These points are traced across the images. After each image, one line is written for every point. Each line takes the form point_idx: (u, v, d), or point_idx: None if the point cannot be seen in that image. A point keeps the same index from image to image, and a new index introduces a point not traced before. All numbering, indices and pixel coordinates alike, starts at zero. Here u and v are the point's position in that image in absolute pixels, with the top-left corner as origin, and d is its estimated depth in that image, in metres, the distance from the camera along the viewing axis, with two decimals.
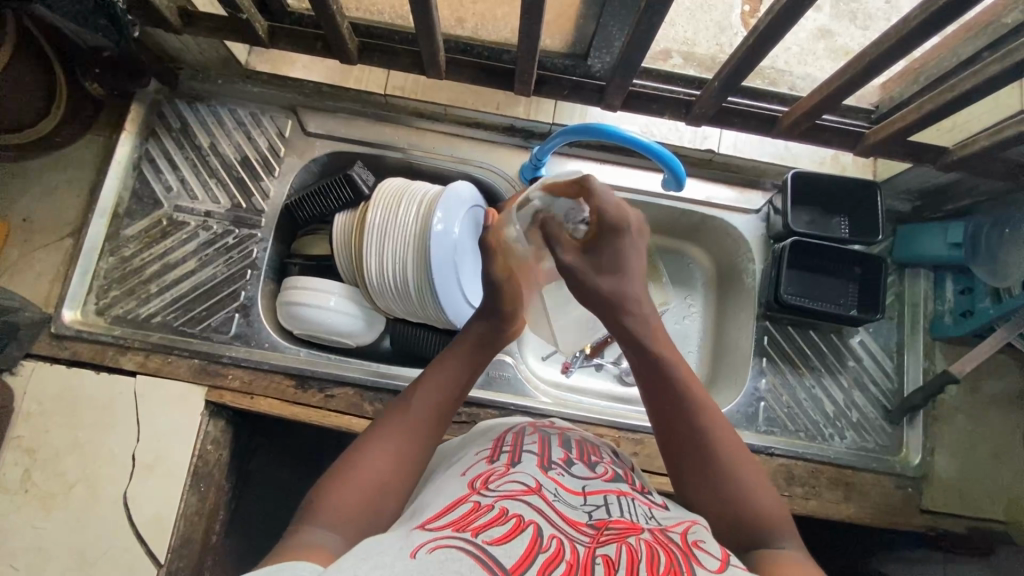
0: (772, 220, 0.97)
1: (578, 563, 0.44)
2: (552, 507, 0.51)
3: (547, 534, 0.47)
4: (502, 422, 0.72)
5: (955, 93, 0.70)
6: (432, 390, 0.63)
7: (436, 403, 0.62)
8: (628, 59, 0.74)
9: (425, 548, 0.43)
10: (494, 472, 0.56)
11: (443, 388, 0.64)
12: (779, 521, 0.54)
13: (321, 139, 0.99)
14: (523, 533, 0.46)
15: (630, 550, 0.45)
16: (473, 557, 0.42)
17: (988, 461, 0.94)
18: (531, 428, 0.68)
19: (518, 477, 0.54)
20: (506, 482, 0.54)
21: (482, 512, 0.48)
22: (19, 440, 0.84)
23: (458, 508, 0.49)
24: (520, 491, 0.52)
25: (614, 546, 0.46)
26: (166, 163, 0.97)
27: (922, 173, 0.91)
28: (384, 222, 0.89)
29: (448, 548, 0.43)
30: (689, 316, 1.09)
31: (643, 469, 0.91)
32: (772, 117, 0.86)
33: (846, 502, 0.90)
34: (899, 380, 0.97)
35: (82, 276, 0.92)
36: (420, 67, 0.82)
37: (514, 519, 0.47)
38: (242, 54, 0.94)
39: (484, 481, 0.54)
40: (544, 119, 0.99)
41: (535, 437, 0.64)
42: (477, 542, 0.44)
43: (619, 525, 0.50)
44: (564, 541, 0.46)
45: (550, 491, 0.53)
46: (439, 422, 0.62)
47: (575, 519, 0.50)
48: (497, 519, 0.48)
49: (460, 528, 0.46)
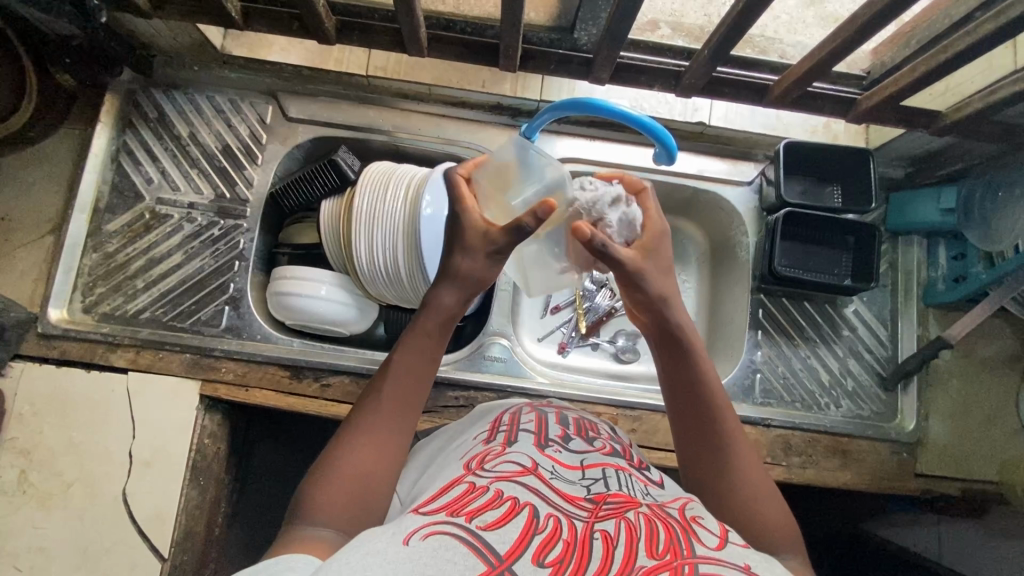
0: (765, 191, 0.97)
1: (575, 542, 0.44)
2: (548, 484, 0.51)
3: (543, 514, 0.46)
4: (500, 404, 0.72)
5: (949, 54, 0.68)
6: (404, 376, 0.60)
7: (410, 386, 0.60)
8: (615, 31, 0.72)
9: (418, 535, 0.42)
10: (490, 452, 0.56)
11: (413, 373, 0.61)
12: (781, 530, 0.55)
13: (304, 124, 0.96)
14: (518, 515, 0.46)
15: (629, 527, 0.46)
16: (466, 543, 0.42)
17: (981, 424, 0.95)
18: (528, 407, 0.68)
19: (513, 458, 0.55)
20: (502, 463, 0.54)
21: (477, 494, 0.48)
22: (13, 442, 0.83)
23: (454, 491, 0.49)
24: (515, 472, 0.52)
25: (612, 522, 0.46)
26: (145, 154, 0.94)
27: (914, 139, 0.90)
28: (373, 205, 0.88)
29: (441, 534, 0.43)
30: (685, 292, 1.09)
31: (641, 445, 0.91)
32: (763, 85, 0.84)
33: (843, 470, 0.91)
34: (893, 347, 0.97)
35: (66, 273, 0.90)
36: (401, 46, 0.79)
37: (509, 501, 0.47)
38: (217, 37, 0.91)
39: (480, 462, 0.55)
40: (531, 96, 0.97)
41: (532, 416, 0.65)
42: (471, 527, 0.44)
43: (617, 499, 0.50)
44: (561, 519, 0.46)
45: (547, 469, 0.54)
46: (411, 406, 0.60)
47: (571, 495, 0.50)
48: (491, 501, 0.47)
49: (454, 512, 0.46)
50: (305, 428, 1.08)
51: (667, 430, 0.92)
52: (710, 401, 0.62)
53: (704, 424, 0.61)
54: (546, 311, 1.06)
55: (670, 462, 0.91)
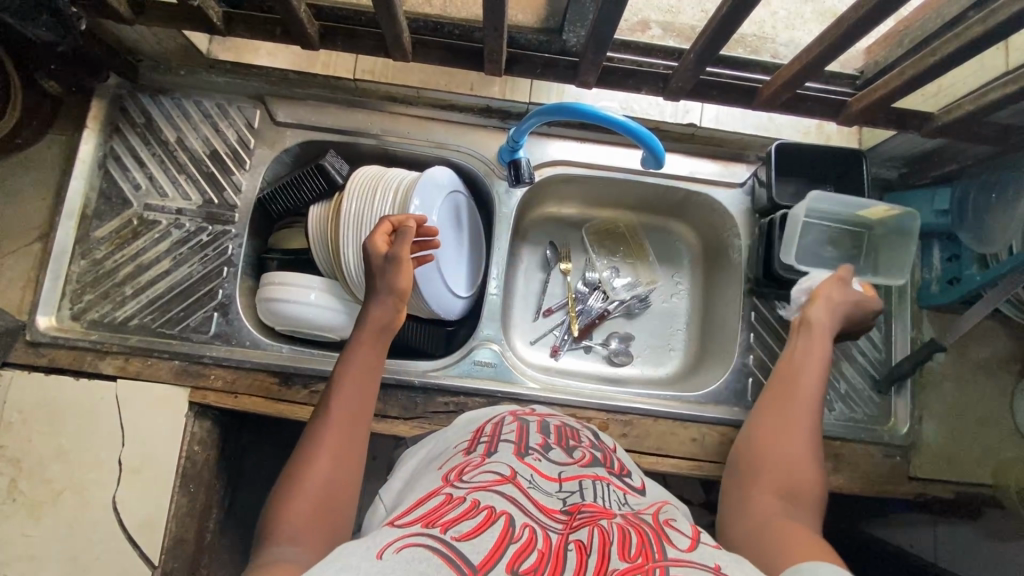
0: (757, 192, 0.95)
1: (549, 552, 0.43)
2: (526, 494, 0.51)
3: (519, 524, 0.46)
4: (485, 412, 0.72)
5: (939, 56, 0.67)
6: (349, 386, 0.66)
7: (358, 393, 0.66)
8: (599, 34, 0.71)
9: (392, 546, 0.42)
10: (469, 464, 0.56)
11: (359, 380, 0.67)
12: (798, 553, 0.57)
13: (292, 128, 0.96)
14: (494, 524, 0.45)
15: (602, 534, 0.45)
16: (440, 554, 0.41)
17: (975, 426, 0.95)
18: (510, 416, 0.68)
19: (491, 467, 0.54)
20: (480, 473, 0.53)
21: (453, 505, 0.48)
22: (2, 450, 0.83)
23: (430, 503, 0.49)
24: (493, 481, 0.52)
25: (586, 531, 0.46)
26: (132, 160, 0.94)
27: (906, 140, 0.89)
28: (360, 212, 0.87)
29: (415, 546, 0.42)
30: (677, 294, 1.08)
31: (632, 450, 0.91)
32: (753, 88, 0.83)
33: (835, 474, 0.91)
34: (887, 349, 0.96)
35: (54, 281, 0.90)
36: (385, 50, 0.79)
37: (485, 511, 0.47)
38: (204, 43, 0.90)
39: (459, 473, 0.54)
40: (520, 98, 0.96)
41: (514, 425, 0.64)
42: (446, 538, 0.43)
43: (591, 508, 0.50)
44: (536, 529, 0.46)
45: (525, 479, 0.53)
46: (363, 413, 0.65)
47: (548, 507, 0.50)
48: (467, 512, 0.47)
49: (429, 523, 0.45)
50: (298, 432, 1.08)
51: (659, 435, 0.91)
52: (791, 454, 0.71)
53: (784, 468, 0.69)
54: (538, 314, 1.05)
55: (660, 467, 0.90)
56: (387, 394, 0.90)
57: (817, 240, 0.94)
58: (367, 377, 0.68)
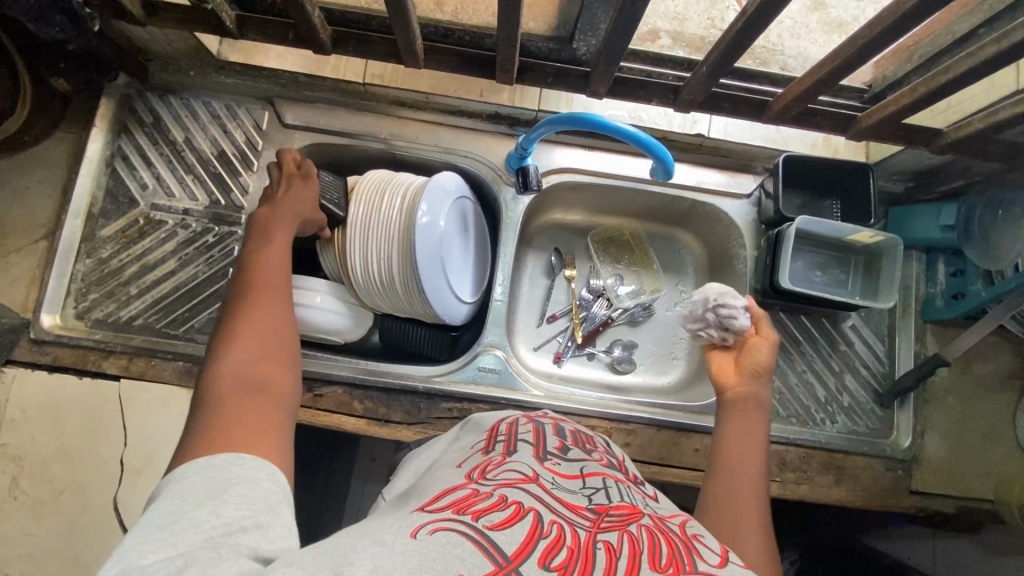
0: (763, 204, 0.96)
1: (578, 550, 0.43)
2: (551, 492, 0.50)
3: (547, 521, 0.46)
4: (494, 415, 0.72)
5: (951, 75, 0.67)
6: (265, 258, 0.68)
7: (273, 263, 0.68)
8: (612, 46, 0.71)
9: (425, 529, 0.43)
10: (491, 462, 0.56)
11: (276, 252, 0.70)
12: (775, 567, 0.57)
13: (300, 131, 0.96)
14: (524, 519, 0.45)
15: (631, 540, 0.46)
16: (473, 541, 0.42)
17: (976, 441, 0.95)
18: (525, 417, 0.68)
19: (515, 466, 0.54)
20: (504, 471, 0.53)
21: (482, 497, 0.48)
22: (4, 448, 0.82)
23: (457, 494, 0.49)
24: (518, 479, 0.51)
25: (615, 534, 0.46)
26: (140, 159, 0.94)
27: (913, 156, 0.89)
28: (368, 216, 0.87)
29: (447, 531, 0.43)
30: (681, 302, 1.08)
31: (635, 460, 0.91)
32: (763, 101, 0.83)
33: (837, 486, 0.91)
34: (890, 363, 0.96)
35: (59, 279, 0.89)
36: (398, 56, 0.79)
37: (514, 505, 0.47)
38: (214, 45, 0.90)
39: (481, 472, 0.54)
40: (529, 105, 0.96)
41: (530, 426, 0.64)
42: (478, 527, 0.44)
43: (619, 512, 0.50)
44: (564, 526, 0.46)
45: (548, 479, 0.53)
46: (281, 276, 0.67)
47: (574, 504, 0.50)
48: (496, 504, 0.47)
49: (460, 511, 0.46)
50: None
51: (662, 444, 0.91)
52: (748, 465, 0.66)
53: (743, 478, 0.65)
54: (542, 320, 1.05)
55: (663, 477, 0.90)
56: (391, 399, 0.90)
57: (807, 264, 0.96)
58: (281, 247, 0.71)
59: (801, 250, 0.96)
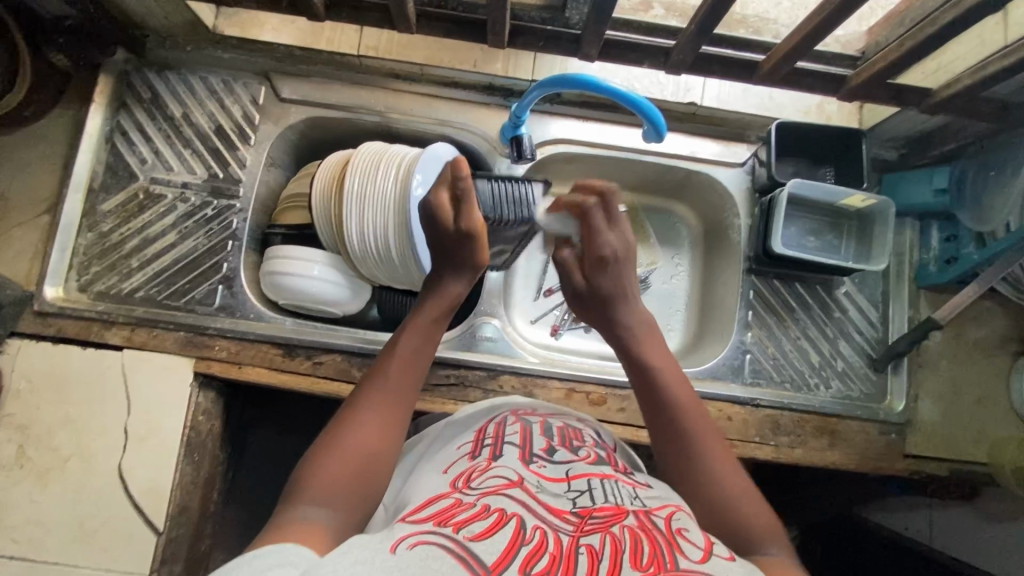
0: (758, 172, 0.97)
1: (561, 555, 0.44)
2: (535, 498, 0.51)
3: (530, 526, 0.47)
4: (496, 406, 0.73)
5: (939, 26, 0.68)
6: (402, 359, 0.63)
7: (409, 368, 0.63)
8: (601, 5, 0.71)
9: (405, 543, 0.43)
10: (477, 468, 0.56)
11: (413, 358, 0.64)
12: (760, 524, 0.55)
13: (297, 105, 0.96)
14: (505, 526, 0.46)
15: (613, 541, 0.46)
16: (452, 554, 0.42)
17: (969, 405, 0.95)
18: (513, 417, 0.68)
19: (499, 472, 0.55)
20: (488, 478, 0.54)
21: (465, 508, 0.48)
22: (11, 417, 0.84)
23: (439, 504, 0.50)
24: (502, 485, 0.52)
25: (597, 536, 0.46)
26: (139, 135, 0.95)
27: (909, 117, 0.89)
28: (363, 187, 0.87)
29: (427, 545, 0.43)
30: (677, 275, 1.09)
31: (630, 425, 0.92)
32: (753, 63, 0.84)
33: (832, 450, 0.92)
34: (884, 329, 0.97)
35: (61, 252, 0.91)
36: (390, 22, 0.79)
37: (496, 513, 0.47)
38: (209, 16, 0.94)
39: (466, 479, 0.54)
40: (523, 75, 0.97)
41: (517, 427, 0.65)
42: (458, 538, 0.44)
43: (602, 513, 0.50)
44: (547, 532, 0.46)
45: (533, 483, 0.53)
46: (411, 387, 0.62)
47: (558, 509, 0.50)
48: (478, 513, 0.48)
49: (441, 522, 0.46)
50: (300, 408, 1.11)
51: None
52: (675, 404, 0.64)
53: (675, 425, 0.63)
54: (539, 293, 1.06)
55: None
56: None
57: (799, 231, 0.97)
58: (421, 354, 0.65)
59: (794, 217, 0.97)
